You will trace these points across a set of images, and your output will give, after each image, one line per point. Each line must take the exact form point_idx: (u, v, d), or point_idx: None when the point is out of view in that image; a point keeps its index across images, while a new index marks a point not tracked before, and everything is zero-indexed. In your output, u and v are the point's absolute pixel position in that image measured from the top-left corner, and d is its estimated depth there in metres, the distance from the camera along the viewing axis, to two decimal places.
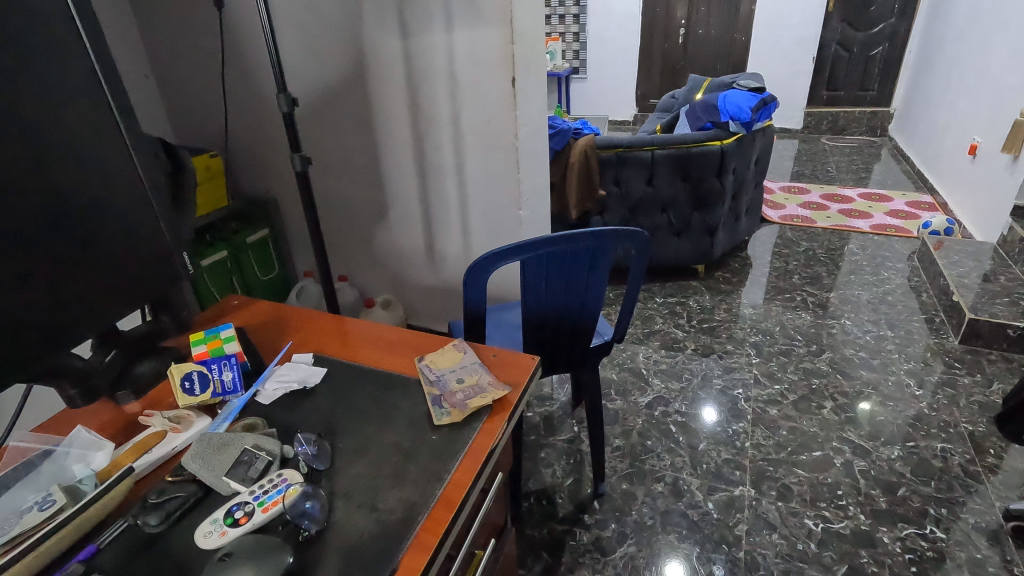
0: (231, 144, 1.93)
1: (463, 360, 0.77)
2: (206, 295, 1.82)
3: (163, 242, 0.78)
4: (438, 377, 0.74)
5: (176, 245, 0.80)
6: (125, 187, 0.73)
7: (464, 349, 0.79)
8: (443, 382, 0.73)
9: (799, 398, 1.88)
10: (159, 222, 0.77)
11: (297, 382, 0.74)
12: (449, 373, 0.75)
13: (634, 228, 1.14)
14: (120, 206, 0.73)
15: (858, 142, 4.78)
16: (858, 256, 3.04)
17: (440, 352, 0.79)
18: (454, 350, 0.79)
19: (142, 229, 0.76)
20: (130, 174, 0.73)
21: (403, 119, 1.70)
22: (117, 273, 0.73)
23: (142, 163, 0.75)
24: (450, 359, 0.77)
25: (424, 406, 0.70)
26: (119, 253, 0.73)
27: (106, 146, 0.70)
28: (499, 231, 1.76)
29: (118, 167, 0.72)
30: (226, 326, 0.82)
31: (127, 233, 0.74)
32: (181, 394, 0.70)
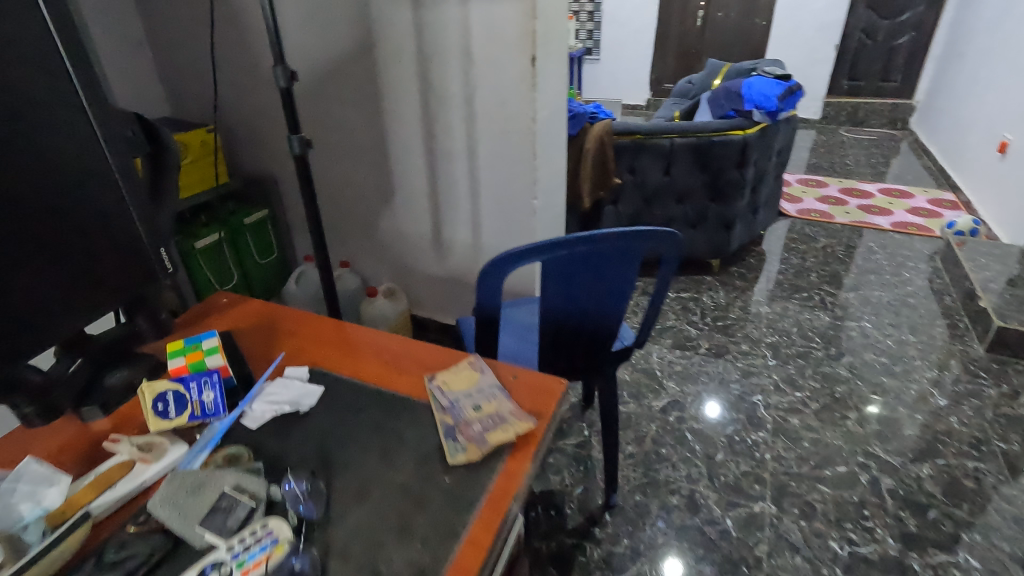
0: (229, 119, 1.82)
1: (481, 384, 0.67)
2: (200, 278, 1.73)
3: (136, 239, 0.67)
4: (452, 403, 0.64)
5: (153, 241, 0.69)
6: (88, 174, 0.62)
7: (483, 369, 0.69)
8: (458, 411, 0.63)
9: (821, 407, 1.78)
10: (131, 215, 0.66)
11: (288, 404, 0.64)
12: (466, 398, 0.65)
13: (668, 229, 1.03)
14: (80, 193, 0.61)
15: (877, 135, 4.63)
16: (878, 255, 2.93)
17: (453, 370, 0.69)
18: (470, 369, 0.69)
19: (109, 220, 0.64)
20: (97, 161, 0.62)
21: (411, 98, 1.58)
22: (77, 272, 0.62)
23: (110, 145, 0.63)
24: (467, 382, 0.67)
25: (435, 438, 0.61)
26: (80, 248, 0.62)
27: (61, 123, 0.59)
28: (511, 221, 1.65)
29: (78, 149, 0.60)
30: (209, 333, 0.70)
31: (90, 228, 0.62)
32: (152, 417, 0.60)
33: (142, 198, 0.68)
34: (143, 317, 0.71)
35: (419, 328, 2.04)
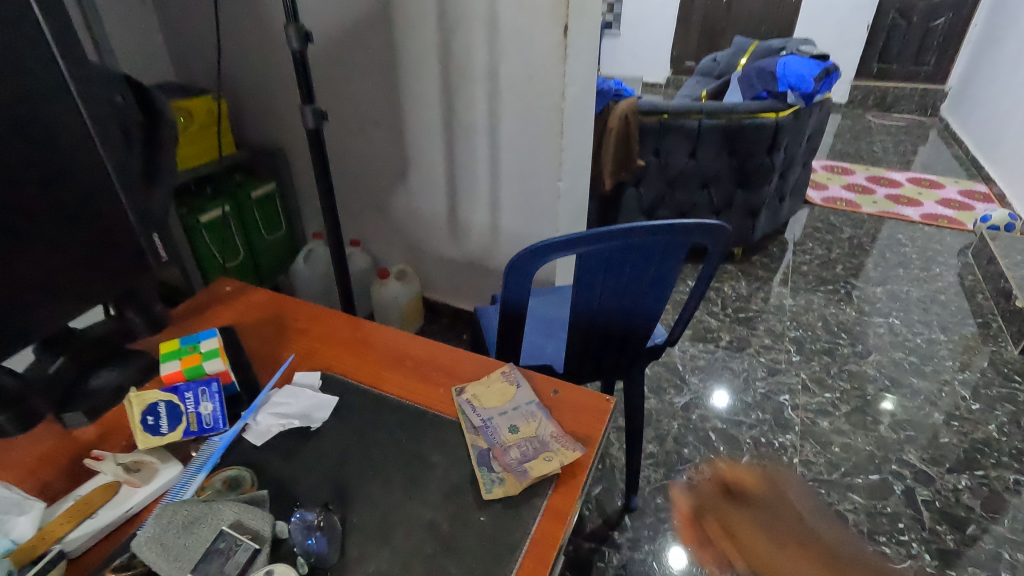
0: (238, 86, 1.72)
1: (518, 401, 0.59)
2: (206, 254, 1.65)
3: (123, 220, 0.59)
4: (486, 423, 0.56)
5: (143, 225, 0.61)
6: (65, 143, 0.53)
7: (520, 383, 0.60)
8: (494, 433, 0.55)
9: (851, 410, 1.70)
10: (117, 195, 0.57)
11: (298, 418, 0.56)
12: (502, 418, 0.57)
13: (718, 222, 0.93)
14: (54, 168, 0.52)
15: (906, 122, 4.44)
16: (907, 247, 2.80)
17: (486, 382, 0.61)
18: (504, 382, 0.61)
19: (91, 200, 0.56)
20: (74, 129, 0.53)
21: (431, 68, 1.47)
22: (50, 262, 0.54)
23: (91, 112, 0.54)
24: (503, 398, 0.59)
25: (467, 464, 0.53)
26: (56, 233, 0.54)
27: (29, 84, 0.49)
28: (533, 204, 1.55)
29: (51, 115, 0.51)
30: (208, 332, 0.61)
31: (69, 211, 0.54)
32: (141, 433, 0.51)
33: (133, 175, 0.59)
34: (133, 311, 0.63)
35: (431, 311, 1.96)
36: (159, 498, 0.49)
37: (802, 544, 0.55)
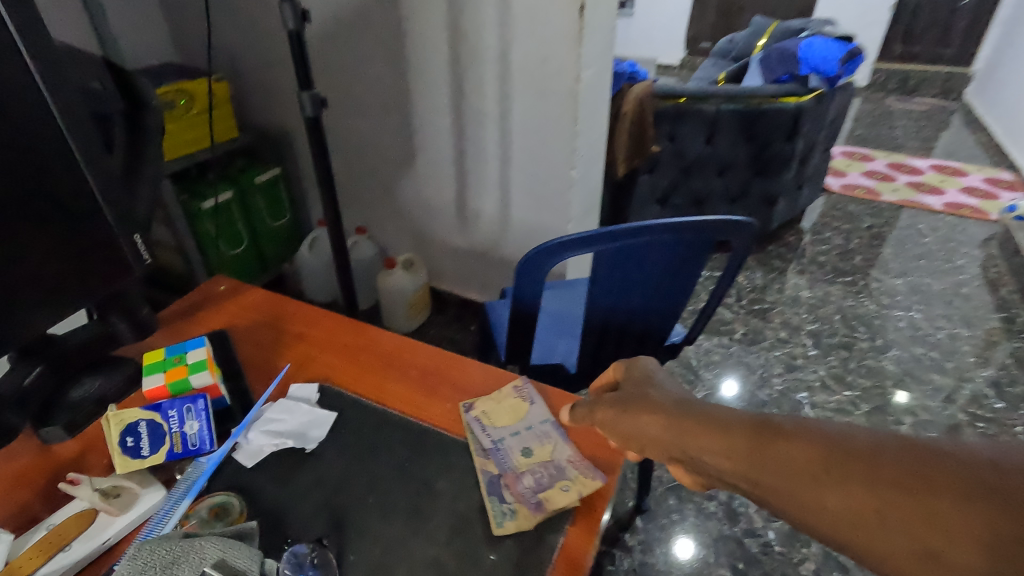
0: (241, 67, 1.67)
1: (531, 420, 0.54)
2: (209, 240, 1.61)
3: (98, 218, 0.54)
4: (497, 445, 0.52)
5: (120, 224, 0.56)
6: (31, 134, 0.48)
7: (533, 400, 0.56)
8: (505, 457, 0.50)
9: (872, 409, 1.65)
10: (94, 195, 0.53)
11: (291, 438, 0.52)
12: (514, 439, 0.52)
13: (745, 218, 0.87)
14: (17, 168, 0.48)
15: (928, 107, 4.23)
16: (928, 238, 2.66)
17: (497, 398, 0.56)
18: (516, 399, 0.56)
19: (64, 201, 0.51)
20: (41, 124, 0.48)
21: (440, 49, 1.40)
22: (21, 270, 0.50)
23: (59, 105, 0.49)
24: (515, 416, 0.54)
25: (475, 490, 0.48)
26: (23, 239, 0.50)
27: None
28: (546, 192, 1.48)
29: (12, 108, 0.46)
30: (196, 340, 0.56)
31: (41, 214, 0.50)
32: (120, 455, 0.47)
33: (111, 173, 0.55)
34: (118, 315, 0.59)
35: (438, 301, 1.91)
36: (142, 525, 0.46)
37: (661, 398, 0.47)
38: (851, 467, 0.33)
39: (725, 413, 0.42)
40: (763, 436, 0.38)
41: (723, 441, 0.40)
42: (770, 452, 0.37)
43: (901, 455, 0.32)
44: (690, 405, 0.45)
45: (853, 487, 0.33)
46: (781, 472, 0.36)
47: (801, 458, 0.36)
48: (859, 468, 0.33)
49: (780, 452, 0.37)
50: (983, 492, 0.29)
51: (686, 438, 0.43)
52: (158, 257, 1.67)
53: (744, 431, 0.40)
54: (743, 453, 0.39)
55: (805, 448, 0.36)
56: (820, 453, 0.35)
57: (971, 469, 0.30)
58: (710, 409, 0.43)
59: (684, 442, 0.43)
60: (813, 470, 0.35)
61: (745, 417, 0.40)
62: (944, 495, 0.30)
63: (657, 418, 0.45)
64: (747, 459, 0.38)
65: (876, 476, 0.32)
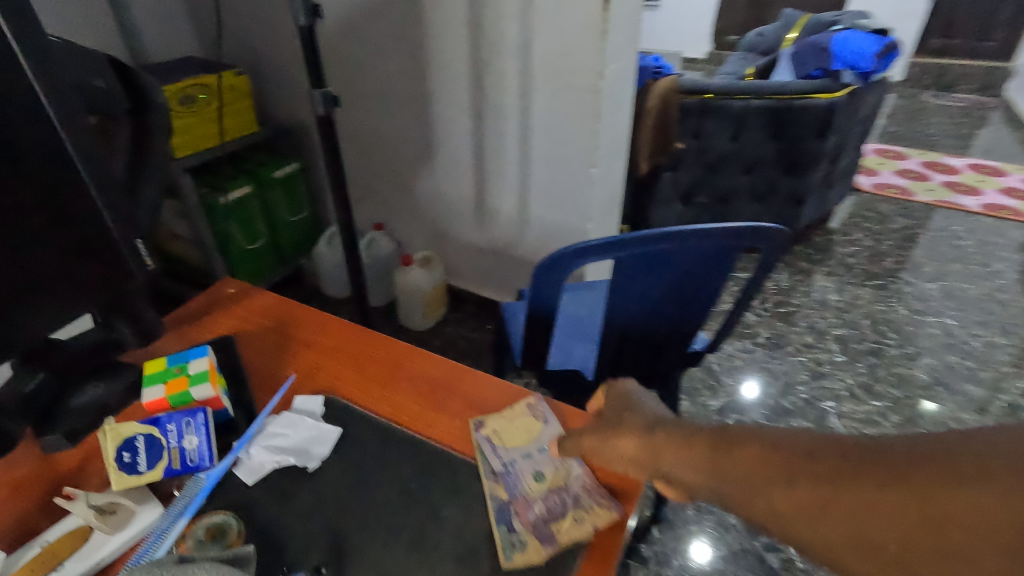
0: (262, 62, 1.66)
1: (544, 441, 0.52)
2: (227, 235, 1.61)
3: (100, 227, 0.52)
4: (508, 468, 0.49)
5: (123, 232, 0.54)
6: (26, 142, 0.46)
7: (547, 420, 0.54)
8: (517, 482, 0.48)
9: (902, 421, 1.58)
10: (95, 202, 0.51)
11: (293, 455, 0.50)
12: (526, 462, 0.50)
13: (776, 225, 0.82)
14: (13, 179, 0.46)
15: (966, 103, 3.96)
16: (964, 241, 2.50)
17: (510, 416, 0.54)
18: (530, 417, 0.54)
19: (65, 209, 0.50)
20: (36, 127, 0.46)
21: (460, 42, 1.36)
22: (19, 275, 0.49)
23: (57, 109, 0.47)
24: (527, 437, 0.52)
25: (483, 516, 0.46)
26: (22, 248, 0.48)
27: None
28: (565, 190, 1.45)
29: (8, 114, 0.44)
30: (199, 348, 0.54)
31: (36, 220, 0.48)
32: (115, 471, 0.45)
33: (113, 178, 0.53)
34: (124, 322, 0.58)
35: (454, 299, 1.88)
36: (138, 544, 0.44)
37: (639, 418, 0.48)
38: (794, 469, 0.35)
39: (692, 427, 0.43)
40: (724, 447, 0.40)
41: (688, 452, 0.41)
42: (729, 460, 0.39)
43: (839, 454, 0.34)
44: (664, 423, 0.46)
45: (792, 485, 0.35)
46: (737, 479, 0.38)
47: (756, 464, 0.37)
48: (801, 468, 0.35)
49: (739, 461, 0.38)
50: (904, 481, 0.30)
51: (659, 454, 0.43)
52: (178, 252, 1.67)
53: (707, 442, 0.41)
54: (705, 463, 0.40)
55: (758, 455, 0.37)
56: (769, 457, 0.37)
57: (894, 459, 0.32)
58: (681, 426, 0.44)
59: (656, 458, 0.43)
60: (763, 474, 0.36)
61: (709, 429, 0.42)
62: (871, 485, 0.31)
63: (633, 437, 0.46)
64: (708, 468, 0.39)
65: (813, 474, 0.34)
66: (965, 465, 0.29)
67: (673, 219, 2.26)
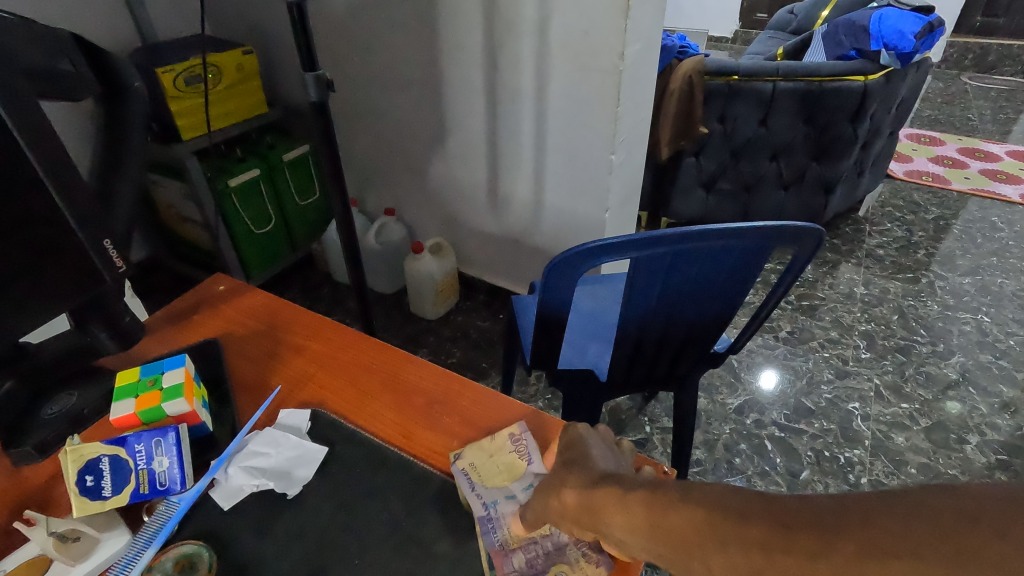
0: (268, 40, 1.61)
1: (528, 479, 0.51)
2: (236, 220, 1.57)
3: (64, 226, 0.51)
4: (489, 514, 0.49)
5: (88, 231, 0.53)
6: None
7: (530, 461, 0.53)
8: (496, 529, 0.48)
9: (932, 425, 1.50)
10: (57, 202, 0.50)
11: (271, 478, 0.51)
12: (509, 505, 0.49)
13: (810, 224, 0.76)
14: None
15: (1010, 85, 3.70)
16: (1003, 232, 2.37)
17: (491, 451, 0.53)
18: (514, 454, 0.53)
19: (26, 210, 0.49)
20: None
21: (474, 20, 1.29)
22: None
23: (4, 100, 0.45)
24: (509, 477, 0.51)
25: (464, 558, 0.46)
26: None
27: None
28: (583, 178, 1.38)
29: None
30: (176, 358, 0.55)
31: None
32: (77, 497, 0.46)
33: (76, 179, 0.51)
34: (100, 326, 0.58)
35: (466, 287, 1.84)
36: (107, 570, 0.45)
37: (584, 469, 0.45)
38: (727, 532, 0.31)
39: (634, 483, 0.39)
40: (661, 506, 0.36)
41: (627, 512, 0.37)
42: (665, 522, 0.34)
43: (769, 514, 0.30)
44: (606, 477, 0.42)
45: (726, 548, 0.31)
46: (672, 543, 0.34)
47: (691, 527, 0.33)
48: (731, 532, 0.31)
49: (673, 523, 0.34)
50: (837, 550, 0.27)
51: (599, 511, 0.40)
52: (188, 235, 1.63)
53: (646, 503, 0.37)
54: (642, 524, 0.36)
55: (692, 519, 0.33)
56: (703, 519, 0.32)
57: (823, 519, 0.28)
58: (623, 481, 0.40)
59: (597, 518, 0.40)
60: (695, 541, 0.32)
61: (647, 488, 0.38)
62: (806, 556, 0.27)
63: (574, 490, 0.43)
64: (645, 531, 0.36)
65: (746, 542, 0.30)
66: (897, 537, 0.25)
67: (696, 206, 2.16)
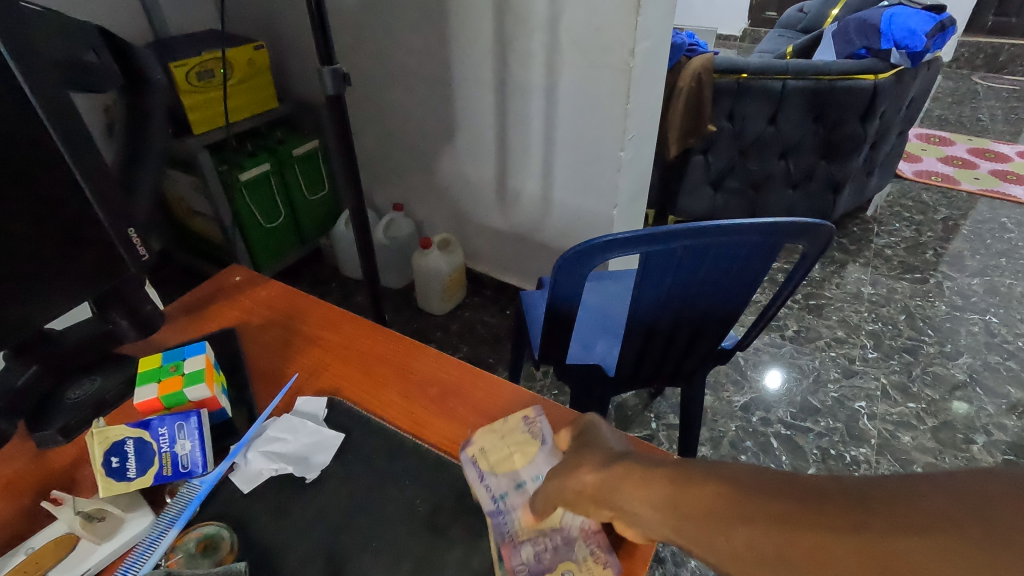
0: (280, 36, 1.62)
1: (538, 469, 0.51)
2: (246, 214, 1.58)
3: (92, 217, 0.53)
4: (499, 508, 0.48)
5: (115, 221, 0.54)
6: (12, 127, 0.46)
7: (543, 441, 0.52)
8: (506, 521, 0.47)
9: (938, 425, 1.50)
10: (84, 192, 0.51)
11: (289, 464, 0.52)
12: (518, 496, 0.49)
13: (821, 220, 0.76)
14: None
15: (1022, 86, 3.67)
16: (1013, 233, 2.35)
17: (503, 433, 0.53)
18: (524, 434, 0.53)
19: (54, 198, 0.50)
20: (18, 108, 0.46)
21: (485, 17, 1.30)
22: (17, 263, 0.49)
23: (37, 93, 0.46)
24: (521, 458, 0.51)
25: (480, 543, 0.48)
26: (20, 234, 0.49)
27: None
28: (592, 174, 1.38)
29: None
30: (197, 345, 0.56)
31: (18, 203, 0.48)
32: (103, 477, 0.47)
33: (105, 171, 0.52)
34: (120, 314, 0.59)
35: (474, 283, 1.85)
36: (129, 551, 0.46)
37: (602, 451, 0.45)
38: (752, 508, 0.32)
39: (658, 463, 0.40)
40: (685, 482, 0.36)
41: (649, 489, 0.38)
42: (687, 497, 0.36)
43: (798, 488, 0.31)
44: (625, 455, 0.43)
45: (753, 523, 0.31)
46: (695, 519, 0.34)
47: (715, 502, 0.34)
48: (757, 508, 0.32)
49: (696, 501, 0.35)
50: (861, 528, 0.28)
51: (617, 487, 0.41)
52: (198, 228, 1.65)
53: (671, 481, 0.37)
54: (665, 501, 0.37)
55: (717, 494, 0.34)
56: (727, 494, 0.34)
57: (851, 496, 0.29)
58: (644, 460, 0.41)
59: (615, 491, 0.40)
60: (718, 514, 0.33)
61: (671, 467, 0.39)
62: (831, 529, 0.28)
63: (591, 468, 0.44)
64: (667, 508, 0.36)
65: (771, 517, 0.31)
66: (924, 515, 0.26)
67: (703, 205, 2.16)
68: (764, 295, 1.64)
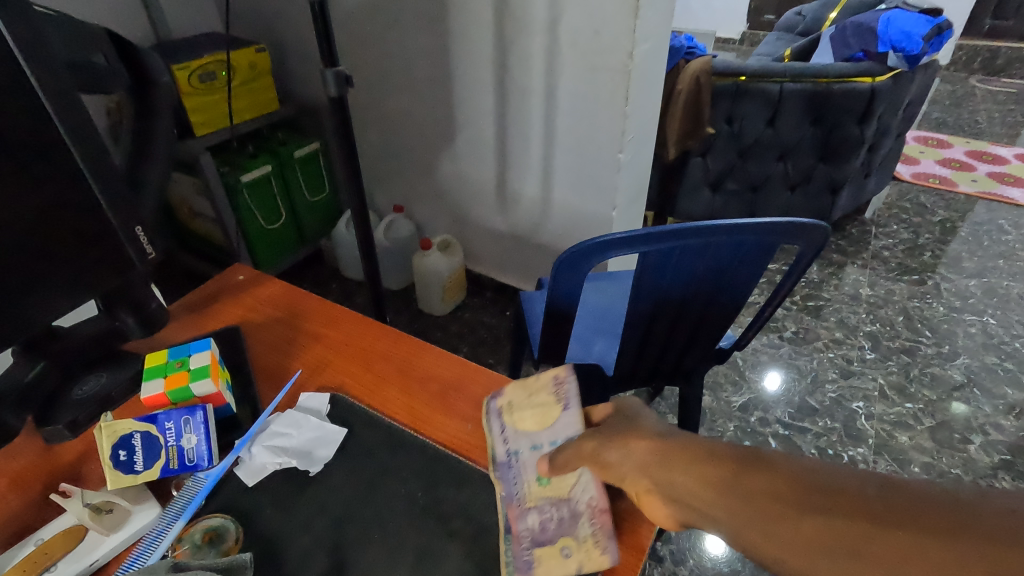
0: (281, 39, 1.63)
1: (558, 432, 0.51)
2: (248, 216, 1.59)
3: (99, 214, 0.53)
4: (510, 459, 0.51)
5: (122, 219, 0.55)
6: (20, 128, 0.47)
7: (567, 404, 0.51)
8: (518, 481, 0.50)
9: (936, 425, 1.51)
10: (91, 190, 0.52)
11: (294, 457, 0.53)
12: (532, 454, 0.51)
13: (817, 220, 0.77)
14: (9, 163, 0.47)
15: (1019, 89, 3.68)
16: (1010, 235, 2.36)
17: (532, 390, 0.54)
18: (551, 395, 0.53)
19: (62, 197, 0.51)
20: (27, 108, 0.47)
21: (484, 20, 1.31)
22: (26, 258, 0.50)
23: (46, 95, 0.47)
24: (540, 422, 0.52)
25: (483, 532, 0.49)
26: (29, 231, 0.50)
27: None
28: (591, 175, 1.39)
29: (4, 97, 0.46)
30: (201, 342, 0.57)
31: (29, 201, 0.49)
32: (110, 470, 0.48)
33: (112, 170, 0.53)
34: (126, 311, 0.61)
35: (474, 284, 1.86)
36: (136, 542, 0.47)
37: (645, 430, 0.44)
38: (842, 502, 0.30)
39: (719, 444, 0.38)
40: (755, 465, 0.35)
41: (706, 467, 0.36)
42: (750, 479, 0.34)
43: (882, 493, 0.30)
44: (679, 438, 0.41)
45: (834, 514, 0.30)
46: (760, 500, 0.33)
47: (791, 489, 0.32)
48: (847, 501, 0.30)
49: (766, 483, 0.33)
50: (974, 542, 0.26)
51: (667, 463, 0.39)
52: (199, 229, 1.67)
53: (737, 460, 0.36)
54: (723, 481, 0.35)
55: (791, 481, 0.33)
56: (805, 484, 0.32)
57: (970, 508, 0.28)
58: (701, 440, 0.40)
59: (665, 467, 0.39)
60: (793, 499, 0.32)
61: (733, 448, 0.37)
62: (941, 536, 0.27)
63: (638, 444, 0.42)
64: (723, 487, 0.35)
65: (865, 514, 0.29)
66: None
67: (701, 207, 2.17)
68: (761, 296, 1.66)
